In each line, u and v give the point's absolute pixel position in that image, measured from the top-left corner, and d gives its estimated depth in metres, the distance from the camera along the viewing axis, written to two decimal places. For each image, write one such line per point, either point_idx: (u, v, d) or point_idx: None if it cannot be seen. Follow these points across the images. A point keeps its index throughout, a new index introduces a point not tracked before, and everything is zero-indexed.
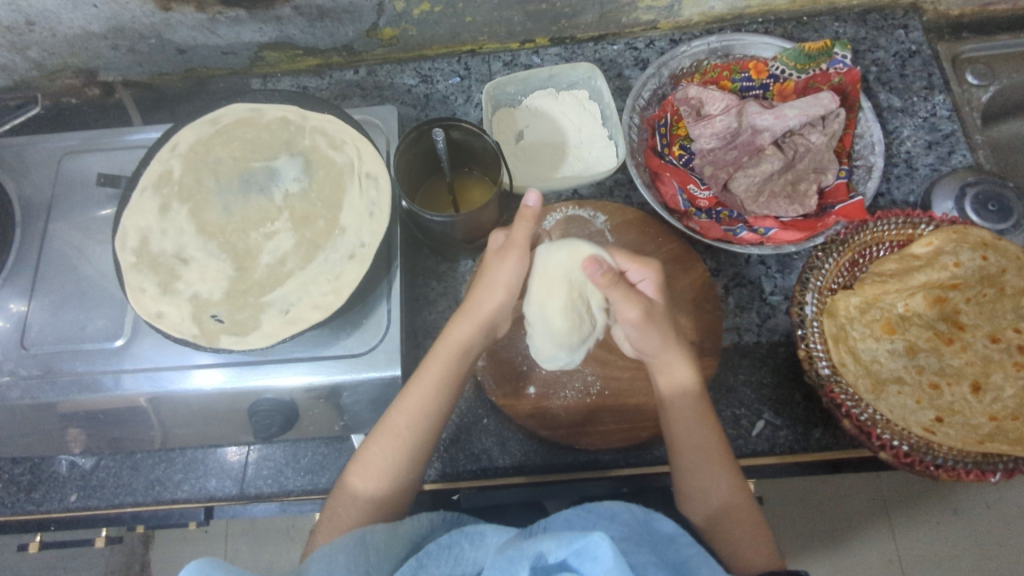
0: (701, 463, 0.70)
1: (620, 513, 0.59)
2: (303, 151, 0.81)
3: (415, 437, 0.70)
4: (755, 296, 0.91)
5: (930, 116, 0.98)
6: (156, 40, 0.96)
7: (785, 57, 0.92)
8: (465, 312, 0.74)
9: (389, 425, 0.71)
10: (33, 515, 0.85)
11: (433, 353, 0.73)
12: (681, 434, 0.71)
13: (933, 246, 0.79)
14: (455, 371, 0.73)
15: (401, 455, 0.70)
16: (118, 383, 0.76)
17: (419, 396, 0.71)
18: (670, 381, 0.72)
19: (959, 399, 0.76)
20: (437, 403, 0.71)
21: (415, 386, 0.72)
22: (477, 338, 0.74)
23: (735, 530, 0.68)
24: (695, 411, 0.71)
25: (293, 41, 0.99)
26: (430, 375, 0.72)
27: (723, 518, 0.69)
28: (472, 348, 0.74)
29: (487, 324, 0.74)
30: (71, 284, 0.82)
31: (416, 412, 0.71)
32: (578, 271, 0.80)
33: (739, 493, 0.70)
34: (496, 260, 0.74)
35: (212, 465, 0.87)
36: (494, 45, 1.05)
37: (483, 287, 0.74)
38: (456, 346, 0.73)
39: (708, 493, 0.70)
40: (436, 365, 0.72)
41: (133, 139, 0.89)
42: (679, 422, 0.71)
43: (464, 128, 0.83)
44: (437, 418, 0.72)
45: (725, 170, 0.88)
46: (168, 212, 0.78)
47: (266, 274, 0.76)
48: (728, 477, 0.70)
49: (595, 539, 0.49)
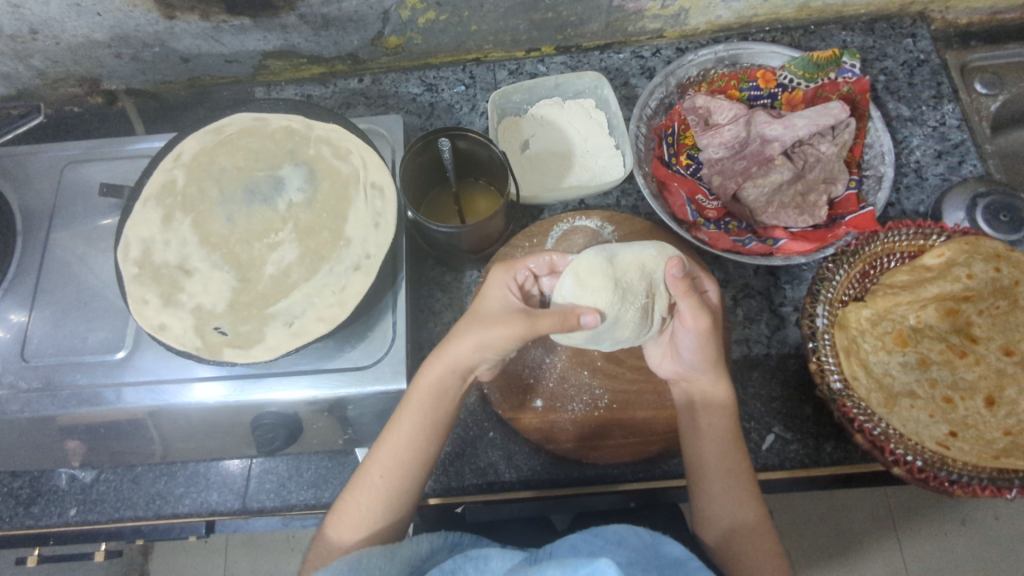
0: (728, 479, 0.69)
1: (627, 537, 0.57)
2: (308, 161, 0.80)
3: (391, 486, 0.69)
4: (763, 308, 0.90)
5: (939, 125, 0.97)
6: (160, 48, 0.96)
7: (793, 66, 0.91)
8: (438, 355, 0.71)
9: (370, 472, 0.70)
10: (32, 529, 0.84)
11: (408, 399, 0.71)
12: (712, 449, 0.71)
13: (945, 257, 0.78)
14: (432, 414, 0.70)
15: (380, 505, 0.68)
16: (120, 396, 0.75)
17: (399, 441, 0.69)
18: (706, 394, 0.73)
19: (973, 413, 0.75)
20: (412, 449, 0.69)
21: (394, 429, 0.70)
22: (444, 379, 0.71)
23: (757, 551, 0.66)
24: (726, 426, 0.71)
25: (298, 49, 0.99)
26: (405, 420, 0.70)
27: (745, 537, 0.67)
28: (448, 392, 0.71)
29: (460, 368, 0.71)
30: (73, 294, 0.81)
31: (391, 460, 0.69)
32: (661, 274, 0.76)
33: (763, 519, 0.68)
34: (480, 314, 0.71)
35: (214, 479, 0.86)
36: (500, 53, 1.05)
37: (455, 332, 0.72)
38: (426, 391, 0.70)
39: (733, 512, 0.68)
40: (414, 408, 0.70)
41: (136, 147, 0.89)
42: (710, 435, 0.71)
43: (471, 138, 0.82)
44: (416, 465, 0.69)
45: (734, 180, 0.88)
46: (171, 223, 0.77)
47: (269, 286, 0.75)
48: (747, 507, 0.69)
49: (598, 568, 0.47)
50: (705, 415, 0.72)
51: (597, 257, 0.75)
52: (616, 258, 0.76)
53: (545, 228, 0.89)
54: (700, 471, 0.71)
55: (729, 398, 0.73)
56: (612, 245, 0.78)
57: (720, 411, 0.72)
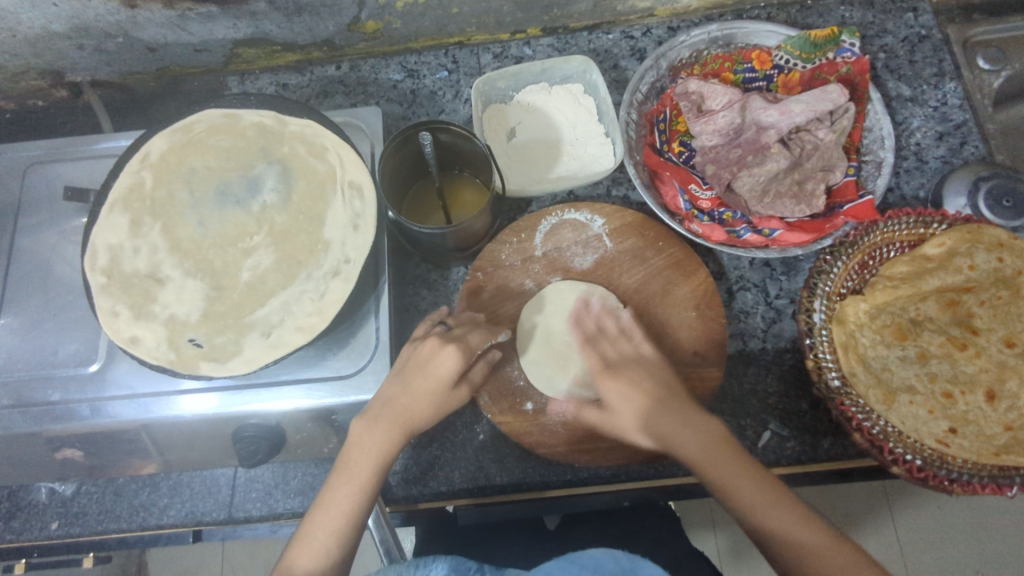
0: (769, 507, 0.62)
1: (605, 563, 0.59)
2: (282, 159, 0.76)
3: (335, 538, 0.64)
4: (760, 300, 0.87)
5: (940, 105, 0.94)
6: (124, 38, 0.91)
7: (789, 46, 0.86)
8: (375, 414, 0.69)
9: (311, 534, 0.65)
10: (13, 543, 0.83)
11: (352, 450, 0.68)
12: (739, 484, 0.64)
13: (946, 246, 0.77)
14: (379, 474, 0.67)
15: (325, 556, 0.63)
16: (97, 411, 0.73)
17: (343, 504, 0.66)
18: (692, 443, 0.67)
19: (973, 408, 0.73)
20: (353, 503, 0.66)
21: (336, 488, 0.67)
22: (396, 439, 0.68)
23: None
24: (728, 456, 0.66)
25: (270, 37, 0.94)
26: (354, 476, 0.67)
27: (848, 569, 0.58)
28: (389, 451, 0.68)
29: (409, 425, 0.69)
30: (40, 305, 0.78)
31: (336, 512, 0.65)
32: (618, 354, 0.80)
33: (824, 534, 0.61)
34: (433, 347, 0.70)
35: (199, 487, 0.84)
36: (483, 36, 1.00)
37: (392, 383, 0.70)
38: (360, 447, 0.68)
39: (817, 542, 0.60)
40: (363, 466, 0.67)
41: (103, 147, 0.84)
42: (734, 481, 0.64)
43: (453, 132, 0.78)
44: (358, 521, 0.66)
45: (729, 169, 0.83)
46: (140, 229, 0.74)
47: (244, 293, 0.72)
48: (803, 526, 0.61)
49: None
50: (714, 456, 0.66)
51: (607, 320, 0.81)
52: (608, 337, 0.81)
53: (533, 222, 0.86)
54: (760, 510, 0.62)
55: (711, 433, 0.67)
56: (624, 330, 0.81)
57: (725, 444, 0.67)
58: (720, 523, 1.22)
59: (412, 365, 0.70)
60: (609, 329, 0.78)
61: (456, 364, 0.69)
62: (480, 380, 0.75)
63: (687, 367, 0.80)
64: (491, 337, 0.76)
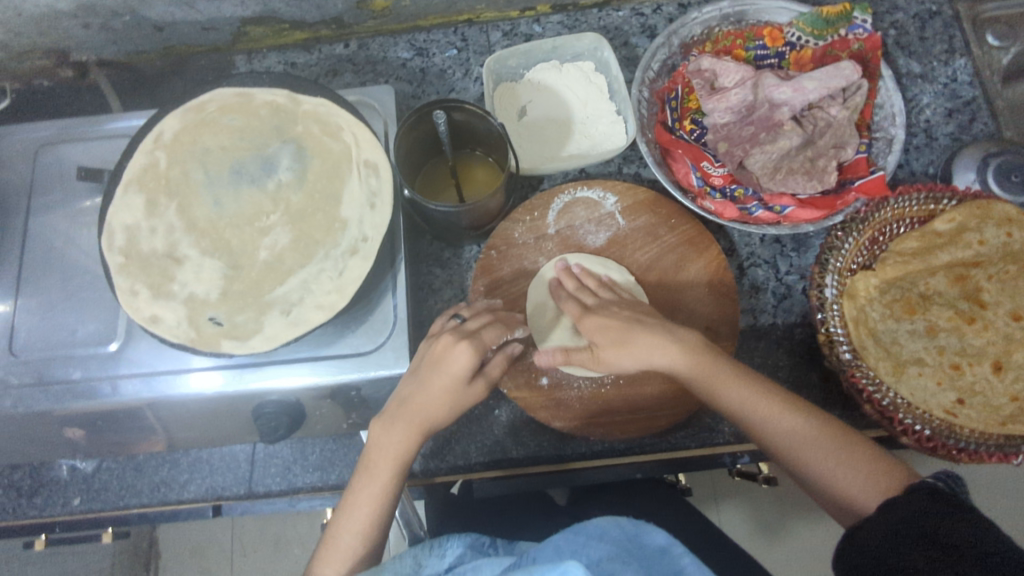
0: (760, 410, 0.66)
1: (609, 531, 0.61)
2: (297, 137, 0.76)
3: (361, 543, 0.67)
4: (770, 277, 0.88)
5: (950, 81, 0.94)
6: (130, 17, 0.90)
7: (801, 23, 0.87)
8: (395, 416, 0.69)
9: (335, 539, 0.67)
10: (37, 519, 0.84)
11: (374, 454, 0.69)
12: (734, 391, 0.66)
13: (955, 222, 0.78)
14: (400, 474, 0.69)
15: (353, 560, 0.66)
16: (116, 389, 0.74)
17: (369, 506, 0.67)
18: (678, 353, 0.67)
19: (980, 379, 0.74)
20: (377, 507, 0.67)
21: (362, 490, 0.68)
22: (413, 440, 0.69)
23: (852, 460, 0.63)
24: (720, 366, 0.67)
25: (278, 14, 0.93)
26: (376, 479, 0.68)
27: (830, 455, 0.64)
28: (409, 454, 0.69)
29: (427, 427, 0.69)
30: (58, 284, 0.78)
31: (360, 516, 0.67)
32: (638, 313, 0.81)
33: (815, 433, 0.65)
34: (445, 346, 0.69)
35: (218, 463, 0.86)
36: (493, 14, 0.99)
37: (410, 385, 0.69)
38: (378, 451, 0.68)
39: (802, 435, 0.65)
40: (382, 471, 0.68)
41: (114, 126, 0.84)
42: (728, 388, 0.66)
43: (467, 110, 0.78)
44: (382, 523, 0.68)
45: (741, 147, 0.83)
46: (156, 209, 0.74)
47: (263, 272, 0.72)
48: (796, 427, 0.65)
49: (566, 571, 0.50)
50: (703, 372, 0.67)
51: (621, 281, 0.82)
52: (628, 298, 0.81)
53: (547, 200, 0.86)
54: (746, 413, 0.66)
55: (696, 344, 0.68)
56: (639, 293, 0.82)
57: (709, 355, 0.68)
58: (721, 495, 1.24)
59: (428, 363, 0.70)
60: (590, 287, 0.78)
61: (468, 361, 0.68)
62: (498, 374, 0.73)
63: None
64: (507, 331, 0.74)
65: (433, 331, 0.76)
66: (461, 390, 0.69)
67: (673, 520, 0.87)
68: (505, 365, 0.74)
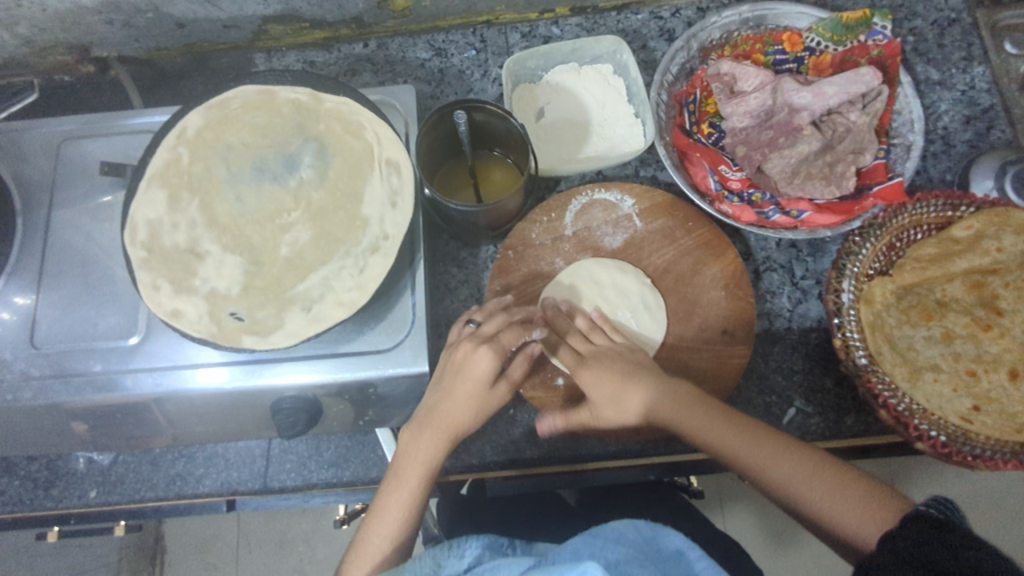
0: (749, 451, 0.67)
1: (626, 534, 0.61)
2: (319, 135, 0.77)
3: (391, 543, 0.68)
4: (786, 281, 0.89)
5: (968, 89, 0.94)
6: (153, 14, 0.91)
7: (821, 28, 0.87)
8: (426, 422, 0.71)
9: (366, 540, 0.69)
10: (53, 511, 0.85)
11: (405, 458, 0.71)
12: (722, 435, 0.68)
13: (973, 229, 0.77)
14: (430, 478, 0.70)
15: (382, 560, 0.68)
16: (136, 382, 0.74)
17: (398, 510, 0.69)
18: (661, 403, 0.70)
19: (996, 387, 0.74)
20: (406, 508, 0.69)
21: (391, 495, 0.70)
22: (442, 444, 0.71)
23: (847, 495, 0.63)
24: (701, 411, 0.69)
25: (299, 13, 0.94)
26: (405, 484, 0.70)
27: (829, 491, 0.64)
28: (438, 458, 0.71)
29: (457, 431, 0.71)
30: (79, 277, 0.79)
31: (391, 518, 0.69)
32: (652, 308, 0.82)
33: (807, 472, 0.66)
34: (470, 354, 0.72)
35: (233, 458, 0.86)
36: (511, 15, 1.00)
37: (438, 392, 0.72)
38: (408, 454, 0.71)
39: (798, 474, 0.66)
40: (411, 473, 0.70)
41: (137, 122, 0.85)
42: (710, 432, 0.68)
43: (488, 111, 0.79)
44: (411, 525, 0.70)
45: (760, 151, 0.84)
46: (178, 204, 0.74)
47: (283, 268, 0.73)
48: (787, 468, 0.66)
49: (585, 571, 0.51)
50: (684, 416, 0.69)
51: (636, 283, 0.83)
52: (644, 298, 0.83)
53: (564, 202, 0.87)
54: (737, 456, 0.68)
55: (678, 392, 0.71)
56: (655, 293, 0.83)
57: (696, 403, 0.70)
58: (726, 500, 1.25)
59: (453, 371, 0.72)
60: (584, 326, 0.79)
61: (489, 365, 0.71)
62: (520, 376, 0.75)
63: (716, 347, 0.81)
64: (526, 331, 0.75)
65: (451, 337, 0.78)
66: (488, 395, 0.72)
67: (686, 523, 0.87)
68: (525, 365, 0.76)
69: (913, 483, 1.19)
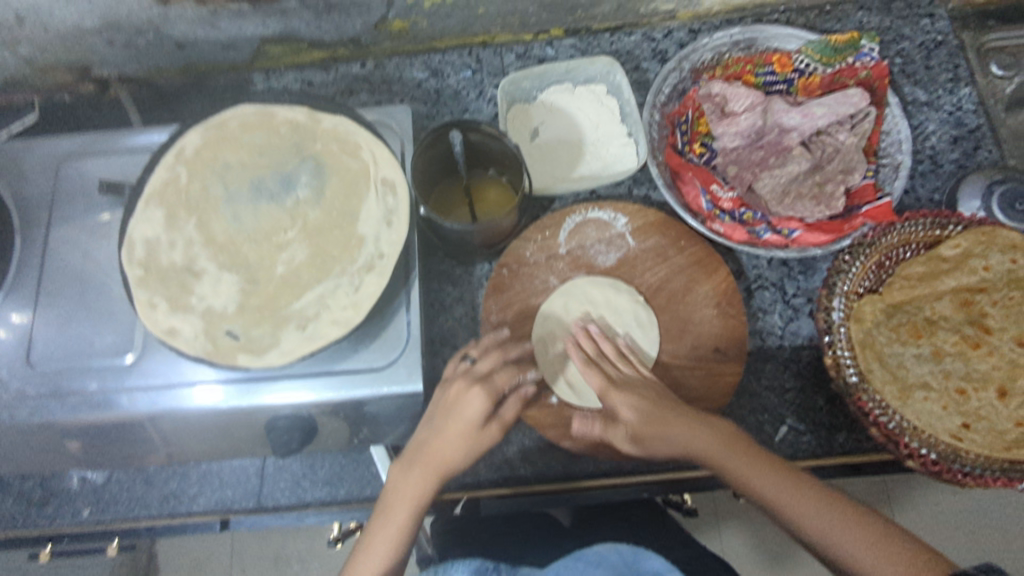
0: (786, 497, 0.67)
1: (608, 558, 0.64)
2: (316, 155, 0.78)
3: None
4: (778, 299, 0.89)
5: (955, 110, 0.96)
6: (154, 35, 0.92)
7: (810, 50, 0.88)
8: (416, 460, 0.72)
9: None
10: (45, 530, 0.85)
11: (396, 495, 0.71)
12: (761, 478, 0.68)
13: (961, 248, 0.78)
14: (418, 514, 0.71)
15: None
16: (131, 400, 0.74)
17: (386, 546, 0.69)
18: (702, 438, 0.70)
19: (986, 405, 0.74)
20: (395, 544, 0.69)
21: (379, 531, 0.70)
22: (431, 482, 0.71)
23: (885, 550, 0.62)
24: (738, 453, 0.70)
25: (298, 34, 0.95)
26: (393, 519, 0.70)
27: (867, 546, 0.62)
28: (428, 496, 0.71)
29: (446, 470, 0.72)
30: (76, 296, 0.79)
31: (378, 554, 0.68)
32: (645, 329, 0.83)
33: (843, 521, 0.64)
34: (458, 395, 0.74)
35: (227, 476, 0.86)
36: (507, 37, 1.02)
37: (428, 433, 0.73)
38: (398, 490, 0.71)
39: (832, 521, 0.64)
40: (401, 508, 0.70)
41: (136, 141, 0.86)
42: (746, 468, 0.69)
43: (483, 131, 0.80)
44: (398, 560, 0.69)
45: (750, 170, 0.86)
46: (176, 223, 0.75)
47: (280, 286, 0.73)
48: (828, 517, 0.65)
49: None
50: (721, 454, 0.70)
51: (629, 301, 0.84)
52: (638, 318, 0.84)
53: (558, 220, 0.88)
54: (774, 498, 0.67)
55: (717, 430, 0.71)
56: (649, 315, 0.84)
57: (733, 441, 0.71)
58: (723, 518, 1.25)
59: (442, 413, 0.74)
60: (608, 352, 0.79)
61: (481, 404, 0.72)
62: (512, 416, 0.75)
63: (709, 363, 0.82)
64: (519, 372, 0.77)
65: (445, 376, 0.79)
66: (478, 434, 0.72)
67: (679, 541, 0.88)
68: (519, 406, 0.76)
69: (906, 499, 1.19)
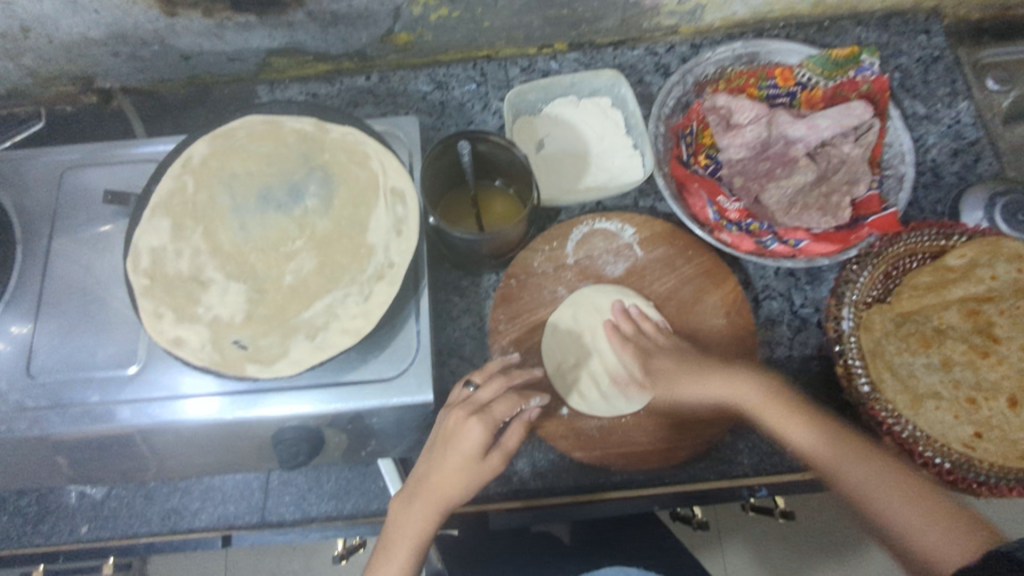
0: (827, 447, 0.69)
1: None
2: (324, 165, 0.77)
3: None
4: (785, 309, 0.89)
5: (954, 123, 0.97)
6: (159, 46, 0.92)
7: (811, 65, 0.91)
8: (417, 493, 0.71)
9: None
10: (40, 548, 0.82)
11: (396, 531, 0.70)
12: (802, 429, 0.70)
13: (967, 258, 0.79)
14: (419, 552, 0.69)
15: None
16: (134, 413, 0.73)
17: None
18: (747, 388, 0.74)
19: (997, 414, 0.74)
20: None
21: (380, 569, 0.69)
22: (432, 516, 0.70)
23: (922, 510, 0.62)
24: (784, 406, 0.72)
25: (304, 47, 0.96)
26: (393, 559, 0.69)
27: (902, 500, 0.63)
28: (429, 531, 0.70)
29: (446, 503, 0.70)
30: (78, 306, 0.78)
31: None
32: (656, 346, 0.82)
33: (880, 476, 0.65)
34: (457, 426, 0.71)
35: (230, 491, 0.85)
36: (511, 50, 1.02)
37: (429, 465, 0.72)
38: (397, 529, 0.70)
39: (868, 475, 0.65)
40: (402, 545, 0.69)
41: (142, 151, 0.85)
42: (788, 421, 0.71)
43: (491, 141, 0.81)
44: None
45: (757, 181, 0.86)
46: (182, 233, 0.74)
47: (288, 295, 0.72)
48: (868, 468, 0.66)
49: None
50: (764, 404, 0.73)
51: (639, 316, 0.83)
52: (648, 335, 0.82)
53: (565, 231, 0.88)
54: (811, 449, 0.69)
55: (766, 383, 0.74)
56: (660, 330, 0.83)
57: (784, 401, 0.72)
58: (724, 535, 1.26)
59: (442, 443, 0.72)
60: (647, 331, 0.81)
61: (480, 437, 0.70)
62: (514, 445, 0.73)
63: None
64: (521, 400, 0.74)
65: (450, 399, 0.78)
66: (479, 465, 0.70)
67: None
68: (522, 434, 0.74)
69: None
